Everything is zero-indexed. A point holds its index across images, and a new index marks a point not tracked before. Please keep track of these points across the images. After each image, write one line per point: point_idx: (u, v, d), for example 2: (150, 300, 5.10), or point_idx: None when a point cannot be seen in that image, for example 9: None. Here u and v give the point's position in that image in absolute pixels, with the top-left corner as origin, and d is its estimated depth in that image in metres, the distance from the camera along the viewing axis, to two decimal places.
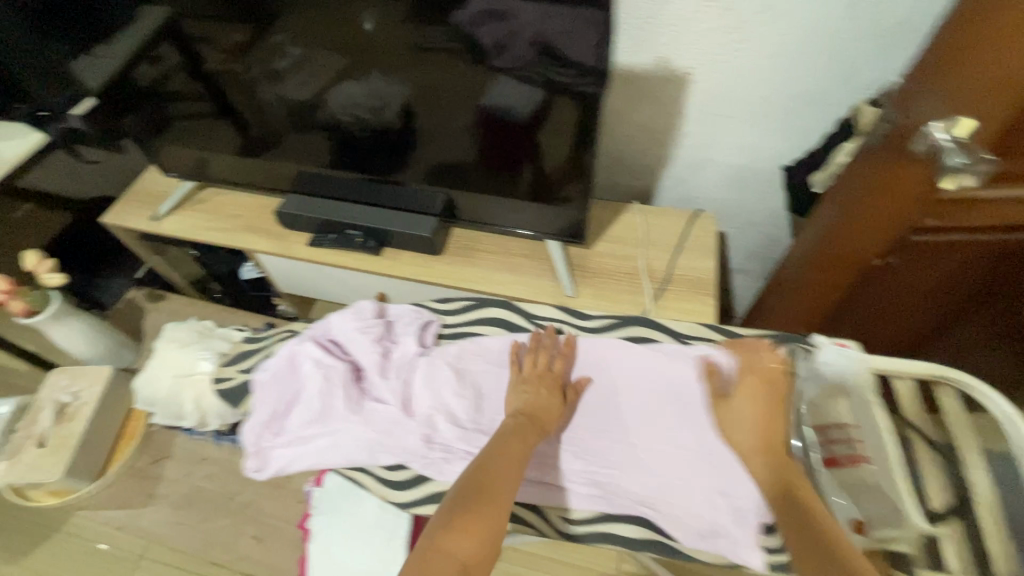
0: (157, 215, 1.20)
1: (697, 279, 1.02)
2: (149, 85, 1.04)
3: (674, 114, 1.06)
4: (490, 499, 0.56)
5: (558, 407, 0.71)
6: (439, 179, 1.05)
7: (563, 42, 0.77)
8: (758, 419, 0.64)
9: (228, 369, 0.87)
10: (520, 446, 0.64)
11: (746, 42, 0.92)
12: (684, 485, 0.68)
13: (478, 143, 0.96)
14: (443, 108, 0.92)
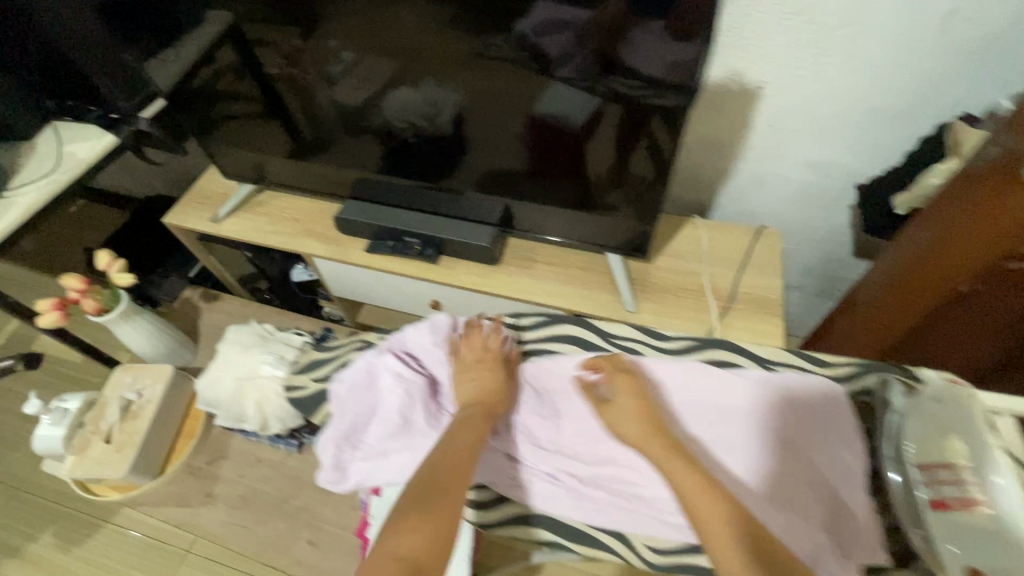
0: (217, 217, 1.22)
1: (763, 299, 0.99)
2: (207, 86, 1.08)
3: (741, 127, 1.03)
4: (434, 498, 0.61)
5: (501, 387, 0.75)
6: (489, 187, 1.05)
7: (627, 51, 0.76)
8: (642, 414, 0.69)
9: (300, 378, 0.85)
10: (467, 435, 0.69)
11: (812, 54, 0.89)
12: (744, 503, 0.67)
13: (529, 150, 0.96)
14: (494, 116, 0.93)
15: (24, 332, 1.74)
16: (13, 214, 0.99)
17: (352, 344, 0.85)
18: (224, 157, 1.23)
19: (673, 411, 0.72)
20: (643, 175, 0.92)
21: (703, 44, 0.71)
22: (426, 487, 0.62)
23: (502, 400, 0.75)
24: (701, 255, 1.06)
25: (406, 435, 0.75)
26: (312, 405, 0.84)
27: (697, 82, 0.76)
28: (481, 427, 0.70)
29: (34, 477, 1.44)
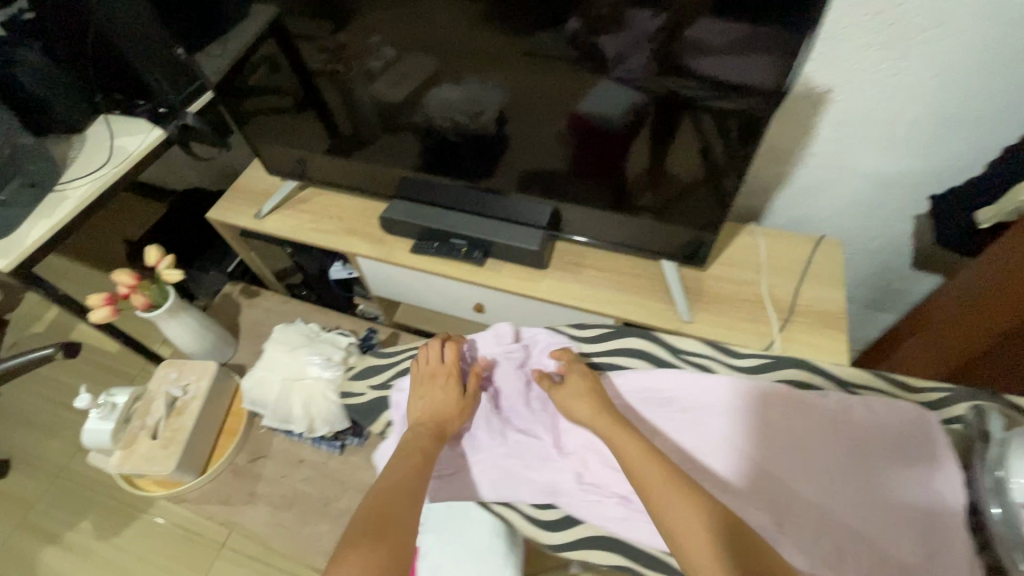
0: (260, 214, 1.22)
1: (825, 312, 0.95)
2: (251, 83, 1.07)
3: (802, 132, 0.99)
4: (382, 526, 0.58)
5: (449, 403, 0.74)
6: (530, 187, 1.04)
7: (689, 52, 0.74)
8: (593, 405, 0.69)
9: (357, 385, 0.88)
10: (415, 458, 0.67)
11: (879, 55, 0.85)
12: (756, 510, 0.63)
13: (573, 148, 0.94)
14: (537, 115, 0.91)
15: (62, 320, 1.76)
16: (68, 208, 1.01)
17: (408, 354, 0.86)
18: (266, 152, 1.21)
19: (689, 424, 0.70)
20: (692, 177, 0.90)
21: (770, 46, 0.69)
22: (373, 518, 0.59)
23: (454, 416, 0.73)
24: (758, 264, 1.02)
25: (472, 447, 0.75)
26: (368, 412, 0.86)
27: (763, 86, 0.73)
28: (427, 444, 0.70)
29: (71, 465, 1.45)
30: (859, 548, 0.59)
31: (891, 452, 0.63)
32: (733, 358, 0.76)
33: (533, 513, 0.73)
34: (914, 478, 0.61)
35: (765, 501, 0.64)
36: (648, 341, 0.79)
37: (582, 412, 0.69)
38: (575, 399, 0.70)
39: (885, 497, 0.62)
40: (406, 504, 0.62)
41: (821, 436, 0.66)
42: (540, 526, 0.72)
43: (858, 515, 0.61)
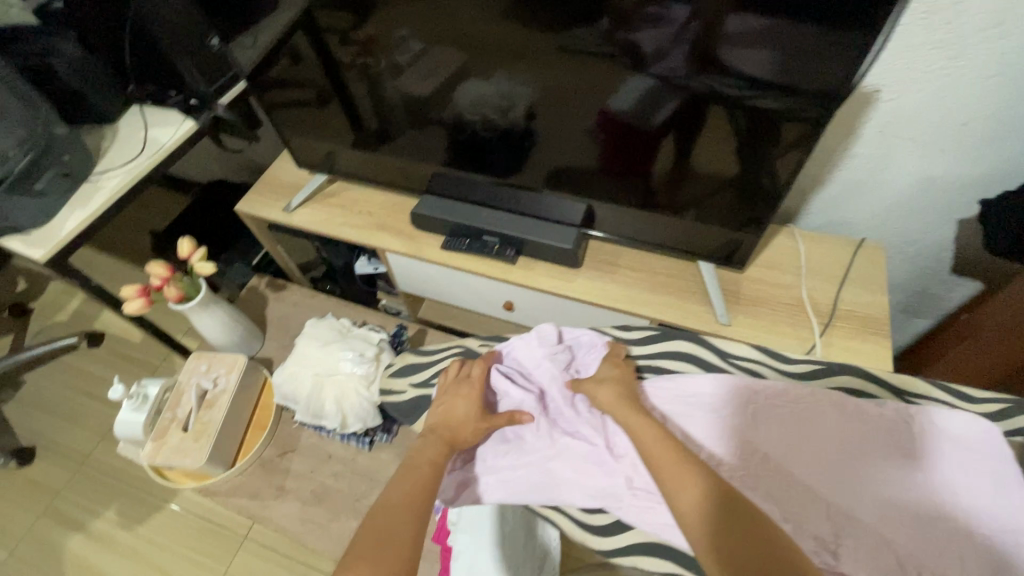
0: (290, 208, 1.22)
1: (867, 317, 0.93)
2: (278, 77, 1.06)
3: (847, 133, 0.95)
4: (383, 534, 0.54)
5: (461, 416, 0.73)
6: (557, 183, 1.03)
7: (731, 50, 0.73)
8: (621, 393, 0.69)
9: (398, 383, 0.88)
10: (424, 470, 0.65)
11: (925, 55, 0.82)
12: (785, 503, 0.61)
13: (602, 146, 0.93)
14: (567, 112, 0.90)
15: (85, 309, 1.76)
16: (103, 197, 1.02)
17: (450, 350, 0.87)
18: (293, 144, 1.21)
19: (728, 426, 0.66)
20: (726, 177, 0.88)
21: (818, 46, 0.68)
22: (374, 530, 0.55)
23: (468, 430, 0.72)
24: (798, 267, 1.00)
25: (521, 450, 0.73)
26: (412, 410, 0.85)
27: (807, 86, 0.72)
28: (436, 451, 0.68)
29: (96, 454, 1.46)
30: (874, 539, 0.57)
31: (957, 464, 0.60)
32: (785, 364, 0.73)
33: (580, 517, 0.70)
34: (960, 480, 0.59)
35: (823, 511, 0.60)
36: (695, 345, 0.76)
37: (603, 395, 0.69)
38: (601, 385, 0.70)
39: (952, 506, 0.58)
40: (410, 515, 0.57)
41: (878, 444, 0.62)
42: (589, 531, 0.70)
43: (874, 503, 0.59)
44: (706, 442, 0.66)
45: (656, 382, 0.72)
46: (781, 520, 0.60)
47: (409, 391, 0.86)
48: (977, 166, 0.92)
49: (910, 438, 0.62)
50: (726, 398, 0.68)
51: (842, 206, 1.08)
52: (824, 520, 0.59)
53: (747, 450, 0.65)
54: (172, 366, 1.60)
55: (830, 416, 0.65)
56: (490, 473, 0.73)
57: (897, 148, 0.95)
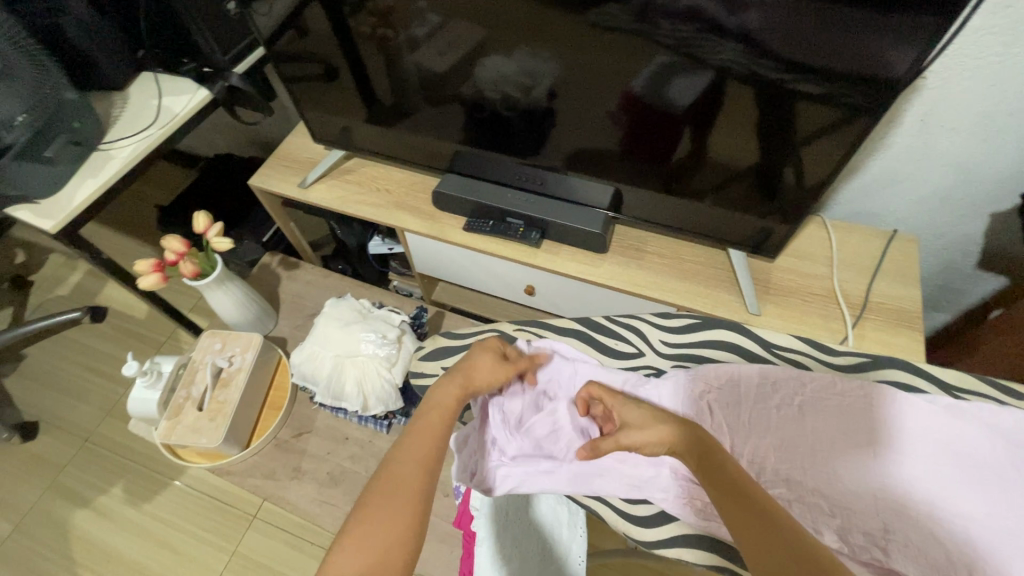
0: (305, 183, 1.18)
1: (900, 309, 0.92)
2: (288, 48, 1.02)
3: (888, 122, 0.92)
4: (389, 494, 0.50)
5: (481, 359, 0.71)
6: (577, 165, 1.00)
7: (769, 29, 0.69)
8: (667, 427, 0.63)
9: (429, 366, 0.89)
10: (438, 416, 0.61)
11: (970, 44, 0.80)
12: (827, 493, 0.65)
13: (625, 128, 0.89)
14: (591, 91, 0.86)
15: (87, 282, 1.72)
16: (116, 167, 0.99)
17: (485, 333, 0.89)
18: (306, 117, 1.17)
19: (774, 419, 0.70)
20: (752, 164, 0.86)
21: (861, 29, 0.65)
22: (377, 490, 0.50)
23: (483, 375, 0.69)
24: (829, 257, 0.98)
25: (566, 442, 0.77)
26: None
27: (851, 71, 0.69)
28: (453, 396, 0.64)
29: (100, 431, 1.43)
30: (916, 521, 0.61)
31: (1008, 461, 0.62)
32: (830, 357, 0.76)
33: (624, 508, 0.73)
34: (1003, 468, 0.62)
35: (872, 507, 0.63)
36: (737, 335, 0.79)
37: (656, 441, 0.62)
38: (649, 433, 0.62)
39: (997, 492, 0.60)
40: (423, 470, 0.53)
41: (925, 441, 0.64)
42: (631, 521, 0.73)
43: (915, 489, 0.62)
44: (755, 433, 0.71)
45: (698, 380, 0.75)
46: (829, 513, 0.64)
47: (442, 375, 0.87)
48: (1019, 159, 0.90)
49: (964, 437, 0.63)
50: (776, 386, 0.71)
51: (871, 195, 1.06)
52: (873, 517, 0.62)
53: (794, 441, 0.69)
54: (177, 343, 1.57)
55: (880, 411, 0.66)
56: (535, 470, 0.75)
57: (932, 141, 0.93)
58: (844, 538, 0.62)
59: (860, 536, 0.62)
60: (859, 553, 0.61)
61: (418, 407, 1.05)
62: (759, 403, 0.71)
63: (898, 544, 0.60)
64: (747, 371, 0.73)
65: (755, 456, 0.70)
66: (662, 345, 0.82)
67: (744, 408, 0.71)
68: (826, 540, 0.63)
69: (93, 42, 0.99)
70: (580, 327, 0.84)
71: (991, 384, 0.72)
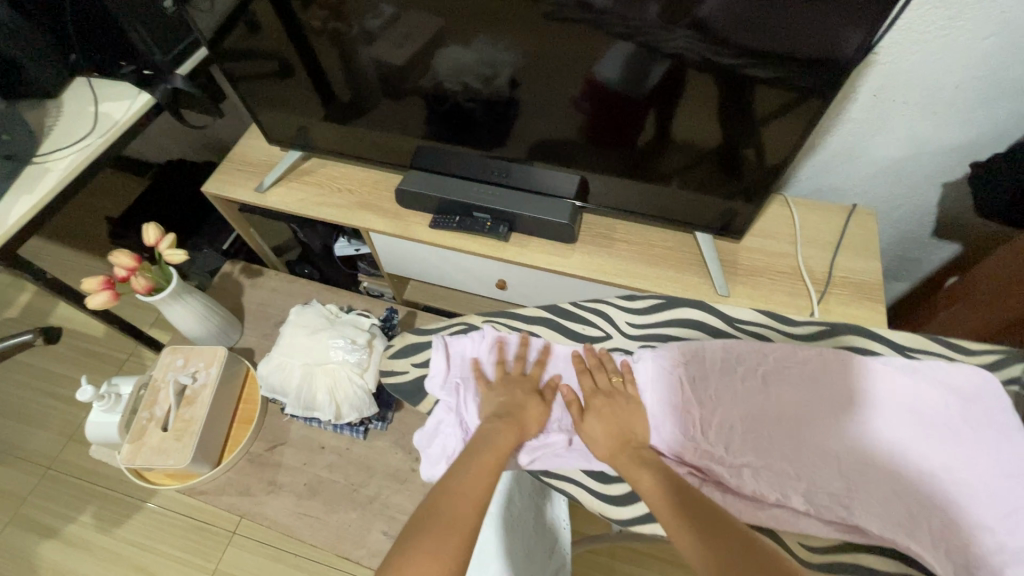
0: (262, 187, 1.14)
1: (862, 283, 0.94)
2: (236, 46, 0.98)
3: (845, 98, 0.93)
4: (441, 524, 0.53)
5: (535, 404, 0.74)
6: (544, 155, 0.99)
7: (716, 13, 0.69)
8: (614, 432, 0.70)
9: (398, 363, 0.85)
10: (491, 454, 0.65)
11: (917, 18, 0.81)
12: (794, 459, 0.66)
13: (589, 116, 0.88)
14: (553, 81, 0.85)
15: (38, 303, 1.63)
16: (53, 180, 0.93)
17: (453, 327, 0.86)
18: (259, 118, 1.12)
19: (740, 389, 0.71)
20: (716, 145, 0.86)
21: (810, 12, 0.65)
22: (427, 519, 0.54)
23: (535, 425, 0.73)
24: (793, 235, 1.00)
25: None
26: (414, 392, 0.84)
27: (805, 54, 0.70)
28: (510, 441, 0.68)
29: (63, 457, 1.37)
30: (875, 482, 0.63)
31: (961, 417, 0.64)
32: (792, 328, 0.78)
33: (598, 489, 0.74)
34: (956, 424, 0.64)
35: (834, 467, 0.65)
36: (702, 312, 0.80)
37: (600, 447, 0.69)
38: (599, 434, 0.70)
39: (950, 449, 0.63)
40: (471, 503, 0.56)
41: (887, 401, 0.66)
42: (607, 501, 0.73)
43: (873, 451, 0.65)
44: (722, 405, 0.71)
45: (659, 351, 0.75)
46: (794, 477, 0.65)
47: (413, 373, 0.84)
48: (966, 130, 0.92)
49: (921, 395, 0.66)
50: (741, 358, 0.73)
51: (829, 173, 1.08)
52: (835, 477, 0.64)
53: (760, 409, 0.70)
54: (140, 361, 1.51)
55: (840, 376, 0.69)
56: None
57: (887, 115, 0.94)
58: (810, 500, 0.63)
59: (824, 499, 0.63)
60: (824, 514, 0.63)
61: (395, 410, 1.02)
62: (726, 374, 0.72)
63: (859, 504, 0.62)
64: (711, 345, 0.74)
65: (724, 427, 0.70)
66: (628, 329, 0.81)
67: (710, 381, 0.72)
68: (792, 504, 0.64)
69: (17, 46, 0.92)
70: (547, 314, 0.84)
71: (941, 343, 0.74)
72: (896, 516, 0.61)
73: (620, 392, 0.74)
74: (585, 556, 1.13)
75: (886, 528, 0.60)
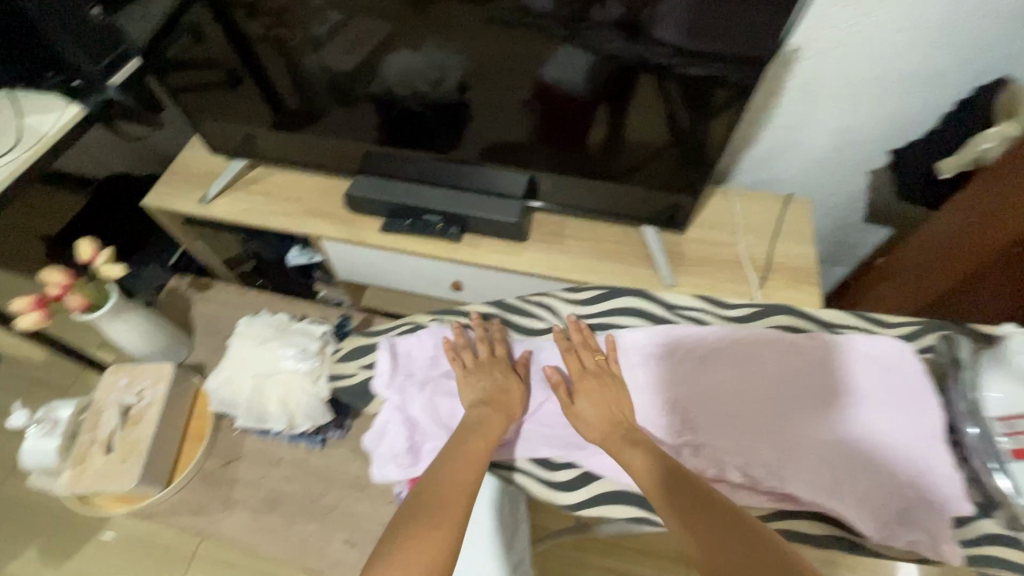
0: (207, 198, 1.11)
1: (799, 267, 0.99)
2: (175, 55, 0.95)
3: (778, 92, 0.98)
4: (431, 513, 0.56)
5: (517, 386, 0.76)
6: (496, 157, 1.00)
7: (649, 16, 0.72)
8: (604, 414, 0.70)
9: (347, 366, 0.84)
10: (480, 441, 0.66)
11: (837, 18, 0.86)
12: (730, 435, 0.69)
13: (540, 116, 0.90)
14: (504, 84, 0.86)
15: None
16: None
17: (401, 327, 0.86)
18: (205, 128, 1.10)
19: (679, 372, 0.74)
20: (658, 142, 0.89)
21: (736, 15, 0.69)
22: (418, 510, 0.56)
23: (517, 406, 0.74)
24: (734, 226, 1.04)
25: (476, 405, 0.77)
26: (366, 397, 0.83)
27: (733, 53, 0.73)
28: (501, 428, 0.69)
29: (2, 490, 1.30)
30: (805, 451, 0.66)
31: (880, 384, 0.68)
32: (727, 310, 0.81)
33: (544, 474, 0.73)
34: (876, 391, 0.68)
35: (768, 439, 0.67)
36: (642, 300, 0.82)
37: (591, 429, 0.70)
38: (591, 417, 0.71)
39: (871, 415, 0.66)
40: (460, 494, 0.59)
41: (816, 373, 0.70)
42: (552, 488, 0.73)
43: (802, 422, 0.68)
44: (662, 387, 0.73)
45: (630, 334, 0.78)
46: (730, 452, 0.68)
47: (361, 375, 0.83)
48: (888, 120, 0.98)
49: (842, 367, 0.70)
50: (681, 342, 0.76)
51: (768, 164, 1.12)
52: (769, 449, 0.67)
53: (697, 389, 0.72)
54: (86, 384, 1.44)
55: (769, 353, 0.72)
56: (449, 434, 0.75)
57: (818, 108, 0.99)
58: (746, 473, 0.66)
59: (758, 471, 0.66)
60: (760, 484, 0.66)
61: (353, 417, 1.00)
62: (664, 358, 0.75)
63: (790, 473, 0.65)
64: (647, 332, 0.77)
65: (664, 409, 0.72)
66: (573, 320, 0.83)
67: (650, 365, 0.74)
68: (729, 478, 0.67)
69: None
70: (493, 309, 0.84)
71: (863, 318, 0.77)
72: (822, 482, 0.65)
73: (608, 371, 0.75)
74: (550, 550, 1.14)
75: (814, 493, 0.64)
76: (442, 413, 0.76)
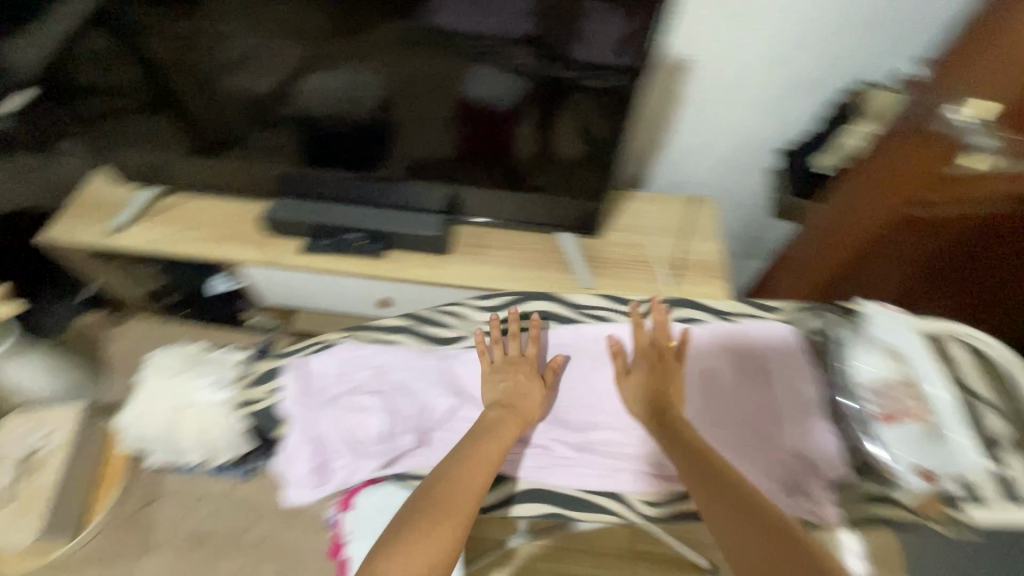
0: (114, 227, 1.07)
1: (707, 264, 1.05)
2: (74, 81, 0.91)
3: (677, 101, 1.05)
4: (447, 508, 0.59)
5: (537, 391, 0.76)
6: (420, 175, 1.00)
7: (549, 34, 0.76)
8: (649, 394, 0.74)
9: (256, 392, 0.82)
10: (492, 442, 0.68)
11: (721, 33, 0.94)
12: (635, 428, 0.77)
13: (462, 132, 0.92)
14: (424, 101, 0.88)
15: None
16: None
17: (309, 347, 0.84)
18: (114, 157, 1.06)
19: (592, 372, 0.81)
20: (572, 154, 0.93)
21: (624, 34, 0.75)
22: (429, 506, 0.59)
23: (534, 404, 0.75)
24: (647, 228, 1.09)
25: (383, 419, 0.77)
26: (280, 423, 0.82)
27: (626, 66, 0.78)
28: (513, 431, 0.71)
29: None
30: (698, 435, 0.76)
31: (757, 370, 0.78)
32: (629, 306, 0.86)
33: None
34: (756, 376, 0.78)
35: None
36: (550, 303, 0.86)
37: (631, 402, 0.75)
38: (636, 391, 0.75)
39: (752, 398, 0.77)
40: (471, 494, 0.61)
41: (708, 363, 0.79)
42: None
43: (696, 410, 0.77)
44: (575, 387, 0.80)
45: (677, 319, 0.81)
46: (635, 442, 0.77)
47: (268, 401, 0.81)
48: (780, 124, 1.07)
49: (724, 357, 0.79)
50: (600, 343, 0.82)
51: (678, 170, 1.19)
52: None
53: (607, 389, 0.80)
54: None
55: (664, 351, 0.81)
56: (355, 451, 0.76)
57: (717, 114, 1.06)
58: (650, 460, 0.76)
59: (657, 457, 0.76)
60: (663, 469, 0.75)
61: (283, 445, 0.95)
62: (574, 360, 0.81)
63: None
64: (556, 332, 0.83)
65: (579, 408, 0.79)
66: (488, 327, 0.85)
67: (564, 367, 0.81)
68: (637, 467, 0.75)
69: None
70: (406, 321, 0.85)
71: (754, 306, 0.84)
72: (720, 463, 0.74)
73: (671, 357, 0.77)
74: None
75: None
76: (349, 431, 0.77)
